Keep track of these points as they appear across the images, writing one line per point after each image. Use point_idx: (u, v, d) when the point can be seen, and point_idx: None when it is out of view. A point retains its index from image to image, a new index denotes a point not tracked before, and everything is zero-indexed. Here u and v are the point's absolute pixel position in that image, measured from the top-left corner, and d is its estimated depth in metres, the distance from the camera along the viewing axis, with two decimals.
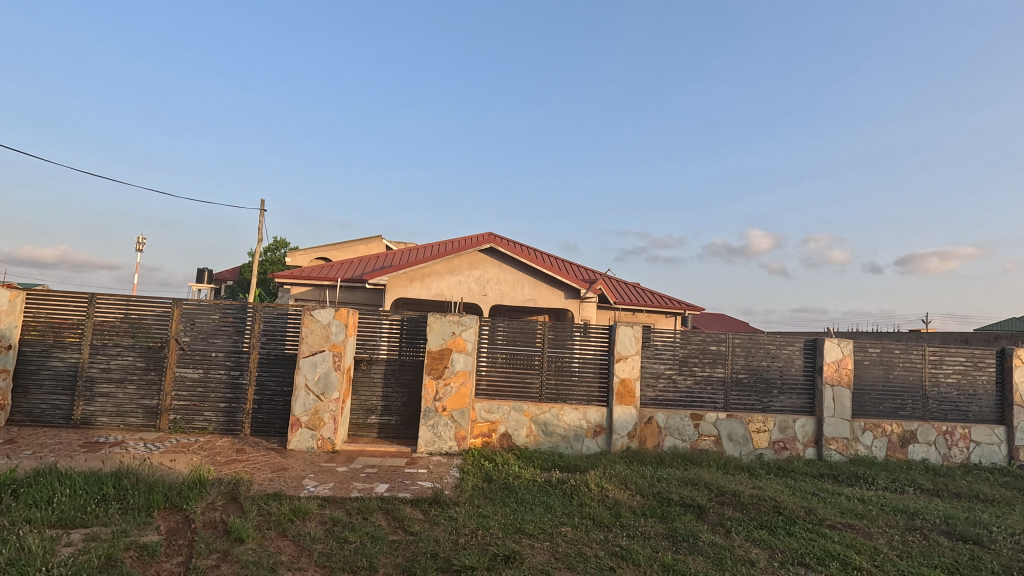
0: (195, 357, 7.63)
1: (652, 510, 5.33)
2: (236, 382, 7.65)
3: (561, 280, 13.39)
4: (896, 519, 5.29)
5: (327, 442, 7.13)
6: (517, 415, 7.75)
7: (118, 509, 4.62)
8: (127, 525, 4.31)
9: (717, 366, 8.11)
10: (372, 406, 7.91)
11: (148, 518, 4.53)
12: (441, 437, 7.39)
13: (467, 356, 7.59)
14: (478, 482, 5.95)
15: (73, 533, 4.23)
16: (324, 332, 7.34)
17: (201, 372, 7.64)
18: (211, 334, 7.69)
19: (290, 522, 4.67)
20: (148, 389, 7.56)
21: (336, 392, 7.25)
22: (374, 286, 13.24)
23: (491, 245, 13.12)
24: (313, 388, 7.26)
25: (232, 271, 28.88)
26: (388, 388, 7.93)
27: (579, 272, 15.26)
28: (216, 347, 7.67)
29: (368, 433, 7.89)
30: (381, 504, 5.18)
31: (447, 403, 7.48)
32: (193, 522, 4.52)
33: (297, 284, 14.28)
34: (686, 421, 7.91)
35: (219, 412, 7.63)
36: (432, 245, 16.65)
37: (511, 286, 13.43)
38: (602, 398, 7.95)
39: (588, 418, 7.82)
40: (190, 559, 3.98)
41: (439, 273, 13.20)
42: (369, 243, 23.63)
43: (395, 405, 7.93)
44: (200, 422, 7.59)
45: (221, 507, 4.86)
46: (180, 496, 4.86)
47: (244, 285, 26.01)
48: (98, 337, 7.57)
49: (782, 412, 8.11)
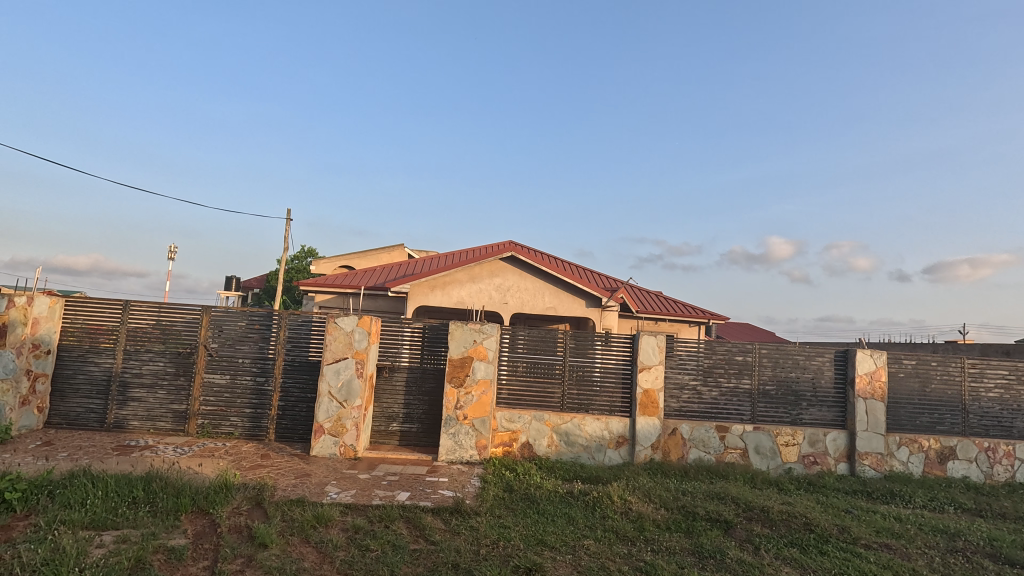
0: (222, 363, 7.79)
1: (677, 524, 5.21)
2: (261, 388, 7.77)
3: (582, 289, 13.31)
4: (936, 539, 5.05)
5: (349, 449, 7.18)
6: (539, 424, 7.69)
7: (148, 512, 4.71)
8: (156, 528, 4.40)
9: (743, 377, 7.93)
10: (393, 414, 7.95)
11: (176, 521, 4.61)
12: (462, 446, 7.36)
13: (488, 364, 7.57)
14: (499, 492, 5.91)
15: (104, 534, 4.33)
16: (347, 339, 7.42)
17: (228, 378, 7.79)
18: (238, 341, 7.85)
19: (312, 529, 4.69)
20: (177, 394, 7.74)
21: (358, 399, 7.31)
22: (396, 294, 13.37)
23: (512, 253, 13.13)
24: (335, 394, 7.33)
25: (259, 279, 29.56)
26: (410, 396, 7.96)
27: (600, 280, 15.16)
28: (242, 354, 7.82)
29: (390, 441, 7.92)
30: (403, 512, 5.18)
31: (468, 412, 7.46)
32: (218, 527, 4.60)
33: (322, 292, 14.53)
34: (711, 432, 7.74)
35: (244, 417, 7.75)
36: (453, 253, 16.75)
37: (532, 294, 13.41)
38: (624, 408, 7.84)
39: (611, 428, 7.71)
40: (215, 563, 4.03)
41: (459, 281, 13.26)
42: (392, 252, 23.94)
43: (416, 412, 7.96)
44: (227, 427, 7.73)
45: (246, 512, 4.93)
46: (207, 501, 4.94)
47: (270, 293, 26.71)
48: (132, 343, 7.80)
49: (812, 425, 7.87)
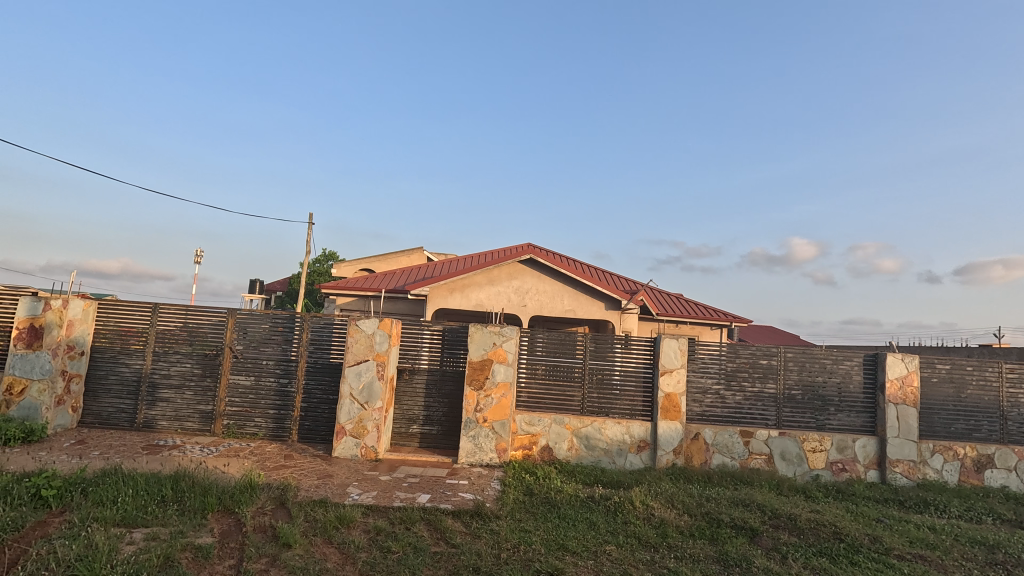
0: (247, 364, 7.94)
1: (701, 531, 5.12)
2: (285, 389, 7.89)
3: (601, 291, 13.22)
4: (974, 552, 4.86)
5: (370, 450, 7.23)
6: (559, 427, 7.65)
7: (176, 510, 4.82)
8: (183, 527, 4.49)
9: (767, 382, 7.76)
10: (413, 416, 8.00)
11: (203, 519, 4.70)
12: (482, 448, 7.36)
13: (508, 367, 7.56)
14: (520, 495, 5.89)
15: (135, 532, 4.43)
16: (368, 341, 7.49)
17: (253, 380, 7.92)
18: (262, 342, 7.99)
19: (335, 529, 4.73)
20: (204, 395, 7.91)
21: (379, 401, 7.36)
22: (415, 296, 13.46)
23: (531, 255, 13.11)
24: (357, 396, 7.41)
25: (281, 282, 30.11)
26: (429, 398, 7.99)
27: (620, 282, 15.03)
28: (266, 355, 7.95)
29: (410, 443, 7.97)
30: (423, 514, 5.19)
31: (488, 414, 7.45)
32: (243, 526, 4.67)
33: (343, 295, 14.72)
34: (735, 437, 7.60)
35: (268, 418, 7.88)
36: (472, 255, 16.81)
37: (551, 297, 13.36)
38: (645, 412, 7.74)
39: (631, 432, 7.62)
40: (241, 562, 4.09)
41: (478, 283, 13.30)
42: (411, 254, 24.14)
43: (436, 415, 7.98)
44: (251, 428, 7.86)
45: (270, 512, 5.01)
46: (232, 500, 5.02)
47: (293, 295, 27.17)
48: (161, 345, 8.00)
49: (840, 431, 7.66)
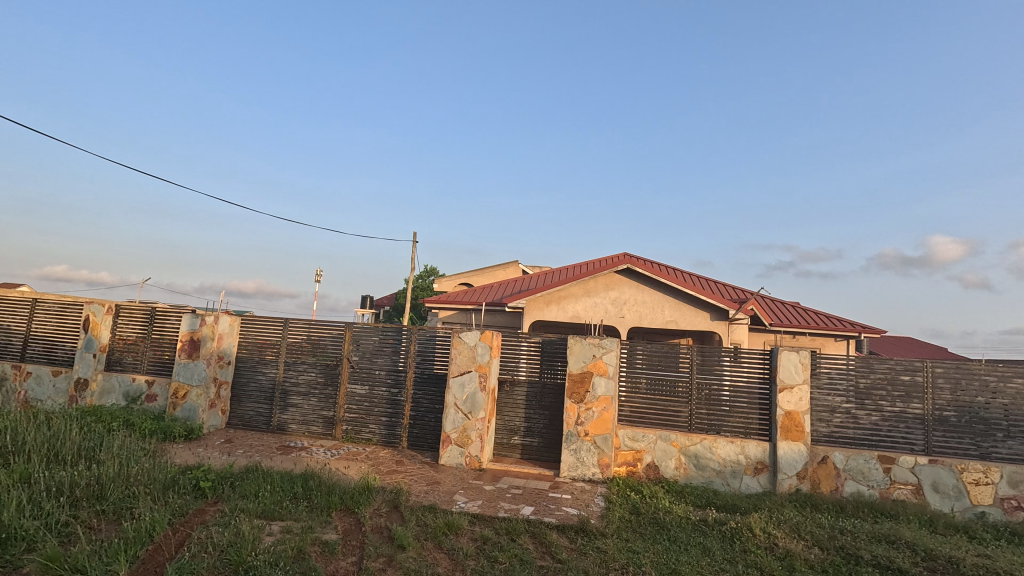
0: (362, 374, 8.56)
1: (835, 568, 4.56)
2: (395, 398, 8.39)
3: (706, 301, 12.50)
4: None
5: (474, 460, 7.42)
6: (665, 444, 7.29)
7: (306, 506, 5.29)
8: (312, 522, 4.92)
9: (911, 401, 6.79)
10: (514, 427, 8.09)
11: (328, 517, 5.11)
12: (584, 463, 7.23)
13: (609, 380, 7.38)
14: (626, 514, 5.68)
15: (273, 524, 4.94)
16: (471, 353, 7.73)
17: (367, 389, 8.52)
18: (375, 354, 8.58)
19: (444, 535, 4.90)
20: (326, 402, 8.66)
21: (482, 412, 7.54)
22: (513, 309, 13.70)
23: (628, 265, 12.77)
24: (461, 406, 7.66)
25: (389, 297, 32.28)
26: (530, 410, 8.04)
27: (726, 291, 14.11)
28: (379, 366, 8.52)
29: (512, 454, 8.06)
30: (528, 526, 5.19)
31: (590, 428, 7.32)
32: (362, 526, 5.00)
33: (445, 308, 15.41)
34: (873, 463, 6.72)
35: (381, 425, 8.41)
36: (567, 267, 16.78)
37: (650, 307, 12.90)
38: (762, 432, 7.13)
39: (747, 453, 7.05)
40: (361, 560, 4.38)
41: (575, 295, 13.21)
42: (507, 268, 24.67)
43: (537, 427, 8.00)
44: (366, 434, 8.44)
45: (385, 514, 5.32)
46: (353, 500, 5.41)
47: (399, 309, 28.98)
48: (290, 356, 8.91)
49: (1011, 462, 6.47)
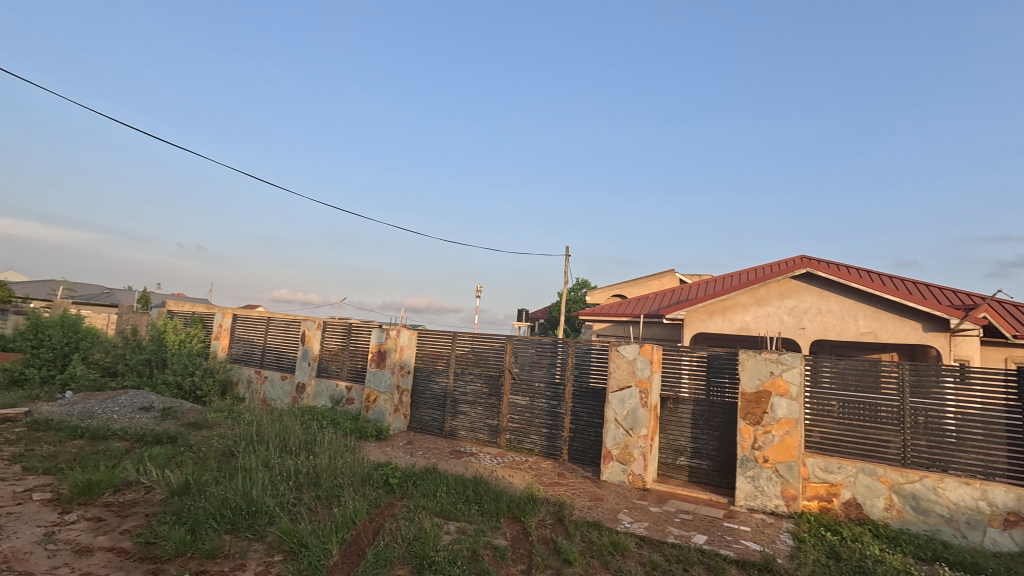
0: (523, 385, 8.88)
1: None
2: (555, 410, 8.51)
3: (916, 309, 10.38)
4: None
5: (638, 479, 7.14)
6: (869, 479, 6.17)
7: (478, 509, 5.61)
8: (483, 526, 5.20)
9: None
10: (680, 447, 7.61)
11: (498, 523, 5.36)
12: (765, 493, 6.47)
13: (791, 401, 6.52)
14: (822, 557, 4.91)
15: (450, 523, 5.34)
16: (630, 367, 7.50)
17: (528, 400, 8.80)
18: (534, 366, 8.83)
19: (610, 555, 4.78)
20: (491, 411, 9.16)
21: (644, 429, 7.24)
22: (672, 321, 13.01)
23: (808, 270, 11.24)
24: (622, 422, 7.47)
25: (543, 310, 33.21)
26: (697, 430, 7.48)
27: (944, 297, 11.56)
28: (538, 378, 8.75)
29: (678, 476, 7.58)
30: (702, 557, 4.80)
31: (770, 454, 6.54)
32: (529, 535, 5.14)
33: (599, 321, 15.28)
34: None
35: (542, 436, 8.59)
36: (732, 275, 15.41)
37: (839, 317, 11.15)
38: (1014, 474, 5.60)
39: (990, 499, 5.60)
40: (530, 569, 4.48)
41: (743, 305, 12.04)
42: (663, 277, 23.60)
43: (706, 448, 7.40)
44: (528, 444, 8.70)
45: (550, 525, 5.39)
46: (519, 509, 5.60)
47: (553, 322, 29.60)
48: (459, 367, 9.64)
49: None
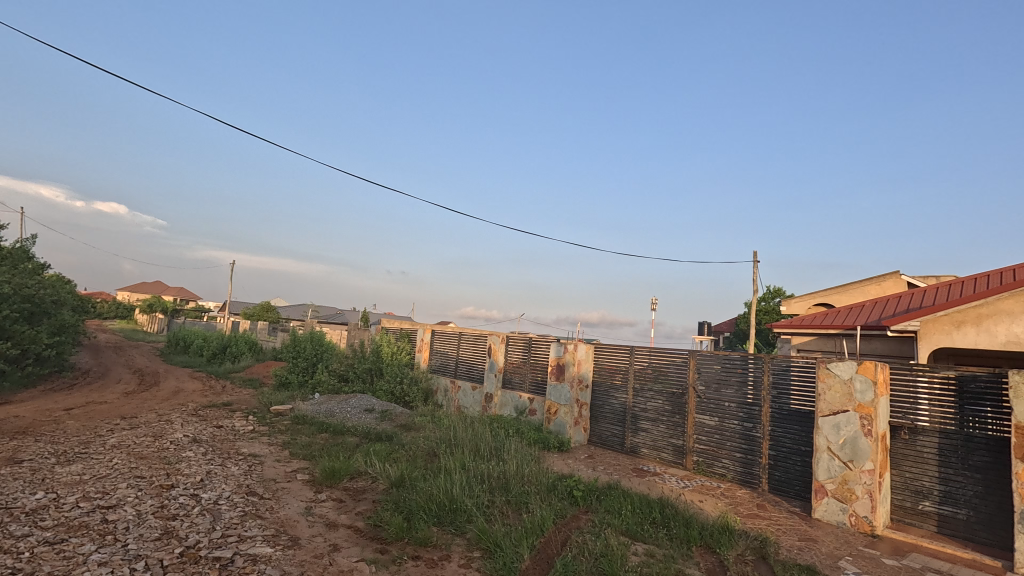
0: (710, 404, 8.21)
1: None
2: (750, 434, 7.65)
3: None
4: None
5: (864, 522, 6.00)
6: None
7: (666, 534, 5.32)
8: (674, 552, 4.91)
9: None
10: (923, 489, 6.17)
11: (690, 551, 5.01)
12: None
13: None
14: None
15: (637, 544, 5.17)
16: (846, 388, 6.39)
17: (717, 421, 8.10)
18: (723, 384, 8.12)
19: None
20: (675, 430, 8.65)
21: (869, 463, 6.06)
22: (900, 333, 10.76)
23: None
24: (837, 452, 6.38)
25: (729, 323, 30.44)
26: (948, 470, 5.99)
27: None
28: (728, 397, 8.01)
29: (922, 524, 6.15)
30: None
31: None
32: (726, 569, 4.69)
33: (800, 334, 13.41)
34: None
35: (735, 462, 7.78)
36: (989, 275, 12.13)
37: None
38: None
39: None
40: None
41: (1010, 313, 9.37)
42: (884, 282, 19.72)
43: (963, 494, 5.88)
44: (720, 468, 7.97)
45: (751, 562, 4.84)
46: (713, 539, 5.15)
47: (742, 335, 26.91)
48: (638, 382, 9.36)
49: None
